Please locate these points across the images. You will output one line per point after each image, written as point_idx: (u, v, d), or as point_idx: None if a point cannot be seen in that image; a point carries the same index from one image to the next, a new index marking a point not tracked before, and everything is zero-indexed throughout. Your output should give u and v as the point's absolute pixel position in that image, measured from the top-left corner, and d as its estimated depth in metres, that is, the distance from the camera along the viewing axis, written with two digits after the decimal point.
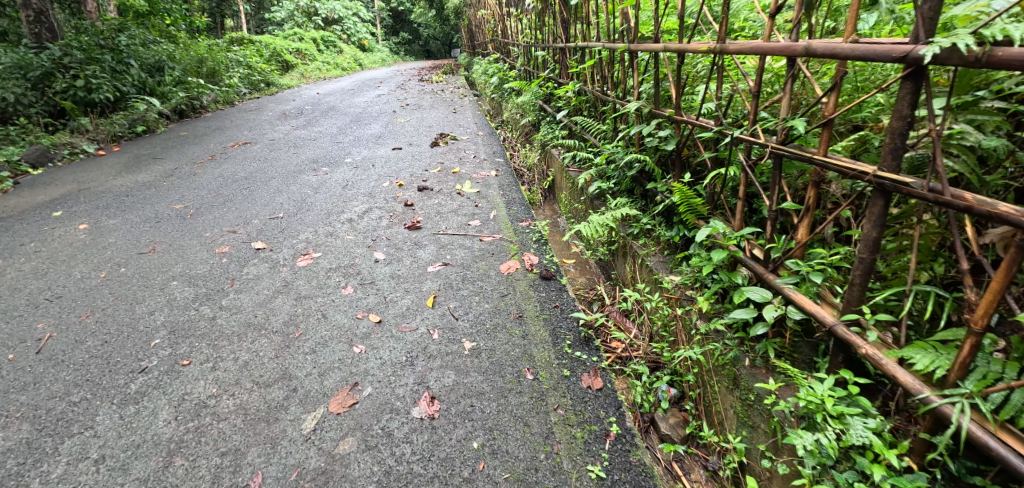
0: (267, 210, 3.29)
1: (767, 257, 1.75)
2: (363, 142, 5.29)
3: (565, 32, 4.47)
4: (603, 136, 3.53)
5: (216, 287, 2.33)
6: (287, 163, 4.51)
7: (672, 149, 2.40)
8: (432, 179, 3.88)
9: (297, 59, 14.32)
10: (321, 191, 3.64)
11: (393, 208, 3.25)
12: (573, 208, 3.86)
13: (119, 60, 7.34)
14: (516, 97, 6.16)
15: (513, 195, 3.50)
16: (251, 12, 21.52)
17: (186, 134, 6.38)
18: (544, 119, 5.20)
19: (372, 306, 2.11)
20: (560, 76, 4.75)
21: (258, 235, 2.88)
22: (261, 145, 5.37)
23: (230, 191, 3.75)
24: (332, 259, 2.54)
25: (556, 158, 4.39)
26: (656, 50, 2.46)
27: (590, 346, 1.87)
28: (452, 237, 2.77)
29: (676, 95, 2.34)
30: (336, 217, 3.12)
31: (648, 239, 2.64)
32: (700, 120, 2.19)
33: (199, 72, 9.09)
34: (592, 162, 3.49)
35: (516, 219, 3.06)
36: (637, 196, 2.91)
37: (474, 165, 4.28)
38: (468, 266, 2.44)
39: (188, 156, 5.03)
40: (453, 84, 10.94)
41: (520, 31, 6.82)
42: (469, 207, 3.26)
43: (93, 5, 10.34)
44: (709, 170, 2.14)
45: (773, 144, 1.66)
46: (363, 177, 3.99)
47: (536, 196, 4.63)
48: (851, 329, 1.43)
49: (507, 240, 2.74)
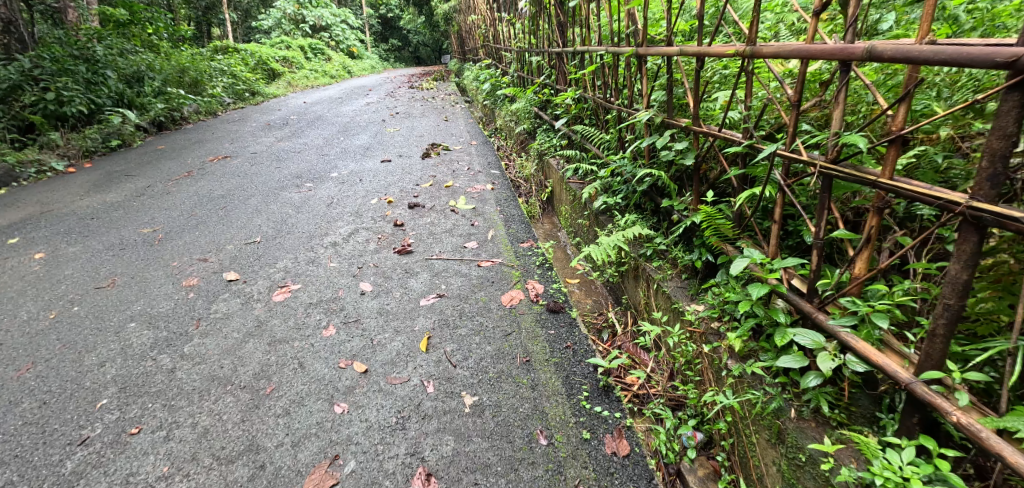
0: (243, 234, 3.00)
1: (813, 291, 1.50)
2: (351, 154, 5.03)
3: (562, 37, 4.26)
4: (607, 146, 3.30)
5: (178, 330, 2.05)
6: (267, 179, 4.22)
7: (691, 163, 2.18)
8: (424, 194, 3.63)
9: (284, 68, 14.02)
10: (303, 210, 3.38)
11: (381, 229, 2.98)
12: (576, 222, 3.62)
13: (94, 71, 7.02)
14: (510, 105, 5.94)
15: (511, 211, 3.24)
16: (238, 20, 21.22)
17: (163, 148, 6.08)
18: (542, 127, 4.97)
19: (357, 352, 1.84)
20: (557, 83, 4.53)
21: (231, 263, 2.61)
22: (242, 159, 5.09)
23: (204, 212, 3.46)
24: (312, 292, 2.27)
25: (555, 169, 4.16)
26: (670, 54, 2.22)
27: (610, 399, 1.62)
28: (446, 263, 2.51)
29: (694, 104, 2.12)
30: (319, 240, 2.85)
31: (663, 262, 2.41)
32: (724, 132, 1.96)
33: (180, 83, 8.78)
34: (596, 174, 3.27)
35: (515, 240, 2.80)
36: (648, 213, 2.68)
37: (469, 178, 4.03)
38: (465, 298, 2.18)
39: (163, 173, 4.73)
40: (443, 91, 10.71)
41: (513, 36, 6.62)
42: (464, 226, 3.00)
43: (75, 14, 10.06)
44: (737, 189, 1.91)
45: (822, 162, 1.42)
46: (349, 193, 3.72)
47: (534, 208, 4.40)
48: (931, 388, 1.17)
49: (507, 264, 2.48)
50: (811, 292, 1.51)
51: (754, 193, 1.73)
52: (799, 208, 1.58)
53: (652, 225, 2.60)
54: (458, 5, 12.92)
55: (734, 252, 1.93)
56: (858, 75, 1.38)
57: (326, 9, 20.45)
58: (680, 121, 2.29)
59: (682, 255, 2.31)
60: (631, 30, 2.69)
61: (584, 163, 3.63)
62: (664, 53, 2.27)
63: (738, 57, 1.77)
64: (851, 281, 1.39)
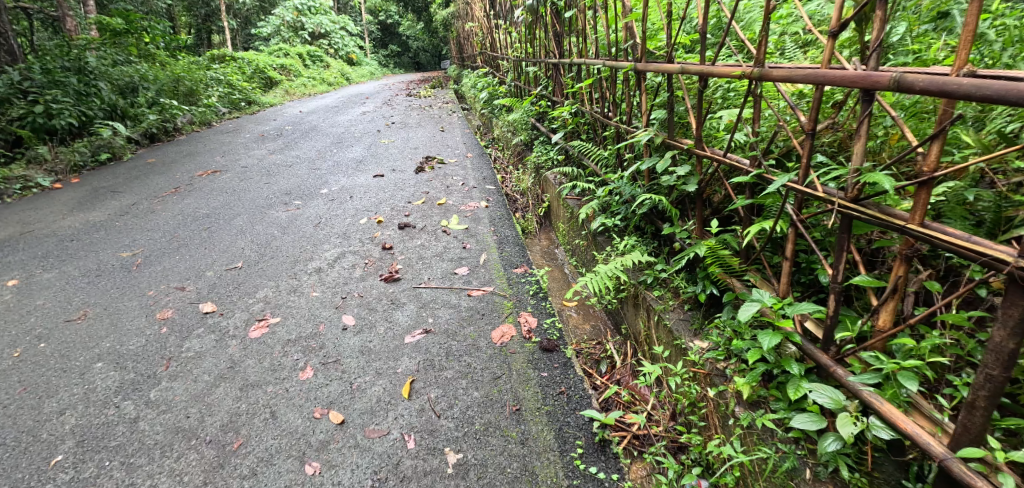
0: (225, 260, 2.88)
1: (830, 340, 1.43)
2: (343, 168, 4.92)
3: (558, 48, 4.14)
4: (605, 163, 3.18)
5: (146, 371, 1.91)
6: (255, 197, 4.10)
7: (693, 189, 2.06)
8: (415, 213, 3.51)
9: (282, 76, 13.93)
10: (290, 231, 3.25)
11: (369, 253, 2.87)
12: (573, 241, 3.50)
13: (86, 83, 6.93)
14: (507, 115, 5.83)
15: (505, 231, 3.12)
16: (237, 29, 21.22)
17: (154, 161, 5.97)
18: (538, 139, 4.85)
19: (334, 399, 1.70)
20: (554, 95, 4.41)
21: (209, 293, 2.49)
22: (232, 173, 4.98)
23: (188, 234, 3.34)
24: (292, 327, 2.14)
25: (551, 185, 4.05)
26: (671, 71, 2.10)
27: (606, 456, 1.49)
28: (435, 292, 2.38)
29: (696, 125, 2.00)
30: (303, 266, 2.73)
31: (664, 291, 2.29)
32: (729, 157, 1.84)
33: (174, 93, 8.68)
34: (594, 193, 3.15)
35: (508, 265, 2.67)
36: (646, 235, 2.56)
37: (463, 194, 3.91)
38: (453, 334, 2.05)
39: (151, 189, 4.62)
40: (441, 98, 10.59)
41: (510, 44, 6.51)
42: (455, 249, 2.87)
43: (72, 24, 10.02)
44: (743, 220, 1.80)
45: (843, 200, 1.35)
46: (338, 211, 3.60)
47: (530, 224, 4.28)
48: (970, 465, 1.09)
49: (499, 294, 2.36)
50: (828, 341, 1.44)
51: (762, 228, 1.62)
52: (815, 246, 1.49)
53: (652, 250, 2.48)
54: (456, 11, 12.83)
55: (742, 289, 1.81)
56: (882, 106, 1.27)
57: (324, 16, 20.41)
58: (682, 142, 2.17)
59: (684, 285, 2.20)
60: (627, 45, 2.58)
61: (581, 179, 3.51)
62: (661, 70, 2.16)
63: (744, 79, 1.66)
64: (876, 335, 1.32)
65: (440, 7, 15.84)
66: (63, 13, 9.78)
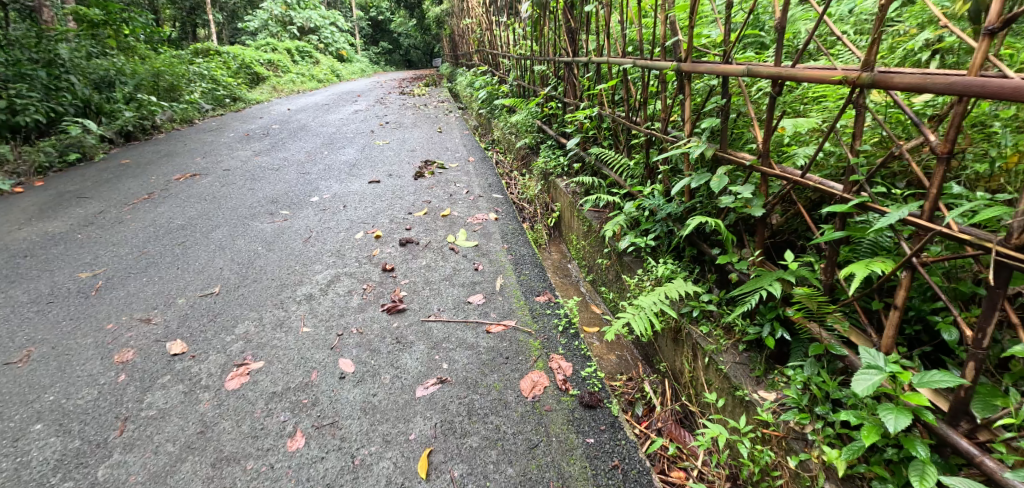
0: (200, 283, 2.52)
1: (965, 416, 1.17)
2: (335, 172, 4.55)
3: (571, 46, 3.83)
4: (631, 174, 2.86)
5: (95, 438, 1.60)
6: (237, 205, 3.72)
7: (758, 212, 1.72)
8: (417, 226, 3.15)
9: (270, 72, 13.43)
10: (275, 248, 2.89)
11: (368, 275, 2.52)
12: (592, 259, 3.18)
13: (55, 76, 6.46)
14: (509, 117, 5.50)
15: (520, 250, 2.78)
16: (224, 23, 20.59)
17: (127, 162, 5.54)
18: (546, 144, 4.53)
19: (331, 482, 1.39)
20: (565, 96, 4.09)
21: (179, 330, 2.14)
22: (213, 177, 4.58)
23: (159, 251, 2.97)
24: (278, 376, 1.81)
25: (564, 194, 3.73)
26: (731, 73, 1.77)
27: None
28: (448, 328, 2.04)
29: (764, 138, 1.69)
30: (291, 293, 2.38)
31: (714, 327, 1.95)
32: (811, 178, 1.52)
33: (154, 88, 8.21)
34: (619, 207, 2.82)
35: (529, 291, 2.33)
36: (687, 260, 2.24)
37: (468, 204, 3.57)
38: (474, 384, 1.73)
39: (121, 194, 4.21)
40: (435, 97, 10.23)
41: (512, 42, 6.18)
42: (466, 271, 2.53)
43: (49, 14, 9.50)
44: (831, 255, 1.46)
45: (1002, 247, 1.05)
46: (331, 224, 3.25)
47: (540, 235, 3.95)
48: None
49: (522, 330, 2.02)
50: (957, 413, 1.19)
51: (867, 270, 1.28)
52: (945, 298, 1.19)
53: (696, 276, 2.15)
54: (450, 8, 12.48)
55: (828, 339, 1.48)
56: None
57: (314, 11, 19.88)
58: (740, 157, 1.86)
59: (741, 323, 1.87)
60: (665, 43, 2.27)
61: (601, 190, 3.19)
62: (715, 71, 1.84)
63: (844, 84, 1.34)
64: None
65: (435, 4, 15.49)
66: (38, 2, 9.25)
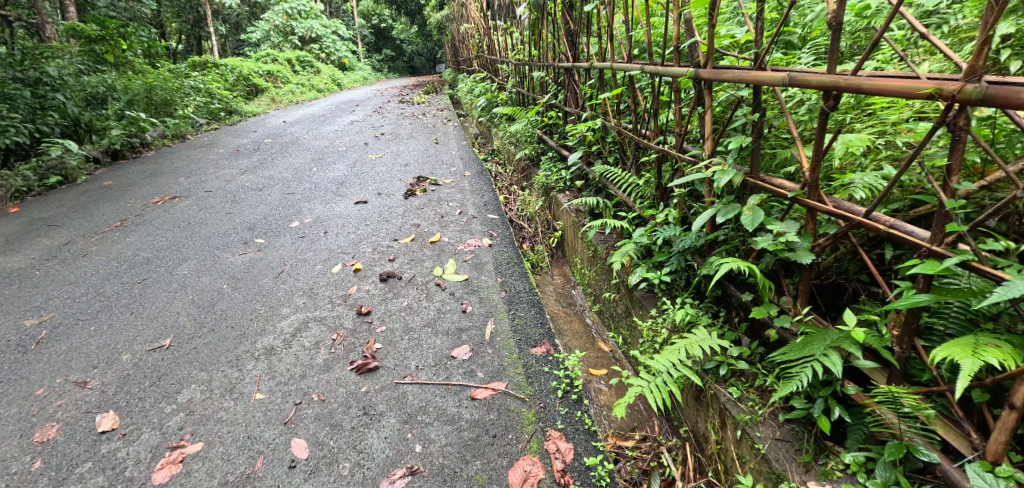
0: (150, 333, 2.22)
1: None
2: (322, 192, 4.27)
3: (571, 50, 3.51)
4: (640, 195, 2.54)
5: None
6: (211, 233, 3.44)
7: (806, 256, 1.42)
8: (403, 255, 2.84)
9: (269, 83, 13.24)
10: (243, 286, 2.59)
11: (340, 321, 2.20)
12: (599, 288, 2.87)
13: (40, 95, 6.25)
14: (509, 126, 5.19)
15: (516, 285, 2.45)
16: (227, 35, 20.51)
17: (110, 184, 5.30)
18: (547, 155, 4.21)
19: None
20: (565, 104, 3.78)
21: (114, 396, 1.83)
22: (192, 200, 4.31)
23: (116, 291, 2.69)
24: (216, 465, 1.50)
25: (568, 213, 3.43)
26: (770, 82, 1.46)
27: None
28: (426, 393, 1.72)
29: (812, 165, 1.38)
30: (251, 345, 2.07)
31: (749, 394, 1.63)
32: (881, 222, 1.23)
33: (147, 103, 8.01)
34: (627, 232, 2.49)
35: (523, 342, 2.00)
36: (709, 302, 1.93)
37: (461, 226, 3.25)
38: (452, 477, 1.41)
39: (93, 222, 3.95)
40: (436, 105, 9.95)
41: (511, 46, 5.86)
42: (452, 314, 2.20)
43: (49, 31, 9.38)
44: (912, 324, 1.19)
45: None
46: (309, 254, 2.95)
47: (542, 257, 3.65)
48: None
49: (515, 396, 1.70)
50: None
51: (976, 362, 0.98)
52: None
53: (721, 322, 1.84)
54: (451, 14, 12.25)
55: (907, 435, 1.18)
56: None
57: (316, 20, 19.73)
58: (776, 184, 1.56)
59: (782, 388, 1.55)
60: (678, 46, 1.94)
61: (607, 211, 2.86)
62: (747, 80, 1.53)
63: (934, 97, 1.04)
64: None
65: (437, 10, 15.30)
66: (41, 19, 9.10)
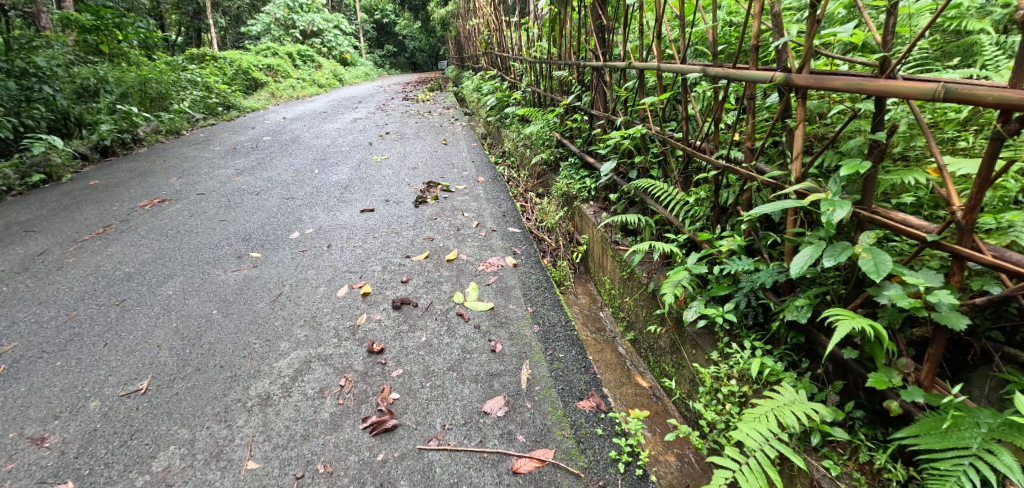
0: (124, 373, 1.96)
1: None
2: (325, 197, 3.95)
3: (601, 48, 3.20)
4: (690, 215, 2.23)
5: None
6: (201, 243, 3.15)
7: (954, 321, 1.11)
8: (418, 276, 2.53)
9: (269, 77, 12.88)
10: (236, 313, 2.30)
11: (349, 361, 1.90)
12: (639, 315, 2.57)
13: (25, 87, 5.91)
14: (524, 127, 4.87)
15: (550, 316, 2.14)
16: (227, 27, 20.11)
17: (97, 183, 5.00)
18: (568, 161, 3.91)
19: None
20: (592, 107, 3.46)
21: (83, 463, 1.56)
22: (183, 204, 4.00)
23: (91, 314, 2.42)
24: None
25: (596, 227, 3.13)
26: (904, 95, 1.15)
27: None
28: (458, 467, 1.43)
29: (971, 207, 1.07)
30: (244, 394, 1.78)
31: (856, 475, 1.34)
32: None
33: (141, 96, 7.67)
34: (677, 256, 2.19)
35: (566, 393, 1.70)
36: (784, 348, 1.63)
37: (479, 241, 2.94)
38: None
39: (72, 228, 3.65)
40: (442, 102, 9.62)
41: (527, 42, 5.53)
42: (479, 355, 1.89)
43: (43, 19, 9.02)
44: None
45: None
46: (312, 273, 2.64)
47: (564, 273, 3.34)
48: None
49: (566, 471, 1.41)
50: None
51: None
52: None
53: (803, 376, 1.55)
54: (456, 8, 11.89)
55: None
56: None
57: (318, 14, 19.34)
58: (898, 219, 1.25)
59: (897, 468, 1.29)
60: (757, 46, 1.64)
61: (648, 229, 2.55)
62: (867, 92, 1.21)
63: None
64: None
65: (441, 5, 14.94)
66: (35, 8, 8.74)
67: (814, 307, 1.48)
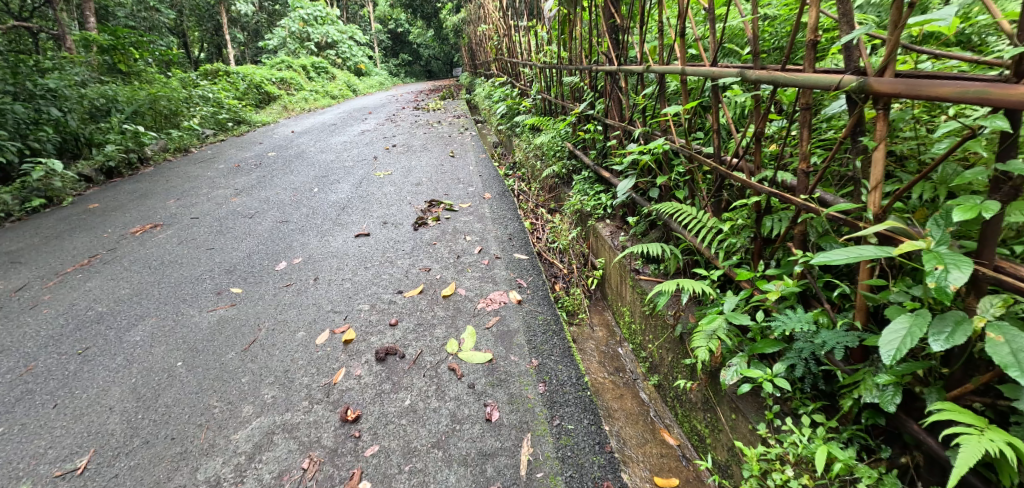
0: (66, 445, 1.70)
1: None
2: (321, 219, 3.70)
3: (615, 51, 2.87)
4: (724, 247, 1.90)
5: None
6: (182, 276, 2.89)
7: None
8: (409, 316, 2.23)
9: (282, 91, 12.85)
10: (201, 366, 2.01)
11: (317, 433, 1.61)
12: (663, 358, 2.23)
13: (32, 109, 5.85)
14: (534, 137, 4.55)
15: (559, 371, 1.82)
16: (245, 43, 20.34)
17: (96, 207, 4.85)
18: (582, 175, 3.58)
19: None
20: (606, 115, 3.13)
21: None
22: (175, 229, 3.79)
23: (48, 364, 2.16)
24: None
25: (612, 251, 2.80)
26: None
27: None
28: None
29: None
30: (190, 480, 1.50)
31: None
32: None
33: (151, 114, 7.59)
34: (709, 298, 1.90)
35: (576, 483, 1.39)
36: (855, 429, 1.34)
37: (482, 271, 2.64)
38: None
39: (57, 259, 3.45)
40: (453, 111, 9.37)
41: (537, 47, 5.22)
42: (472, 426, 1.58)
43: (61, 40, 9.11)
44: None
45: None
46: (293, 310, 2.36)
47: (578, 301, 3.01)
48: None
49: None
50: None
51: None
52: None
53: (885, 472, 1.27)
54: (468, 16, 11.66)
55: None
56: None
57: (332, 26, 19.36)
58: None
59: None
60: (815, 43, 1.32)
61: (674, 260, 2.22)
62: (995, 104, 0.92)
63: None
64: None
65: (452, 12, 14.74)
66: (54, 31, 8.84)
67: (903, 387, 1.19)
